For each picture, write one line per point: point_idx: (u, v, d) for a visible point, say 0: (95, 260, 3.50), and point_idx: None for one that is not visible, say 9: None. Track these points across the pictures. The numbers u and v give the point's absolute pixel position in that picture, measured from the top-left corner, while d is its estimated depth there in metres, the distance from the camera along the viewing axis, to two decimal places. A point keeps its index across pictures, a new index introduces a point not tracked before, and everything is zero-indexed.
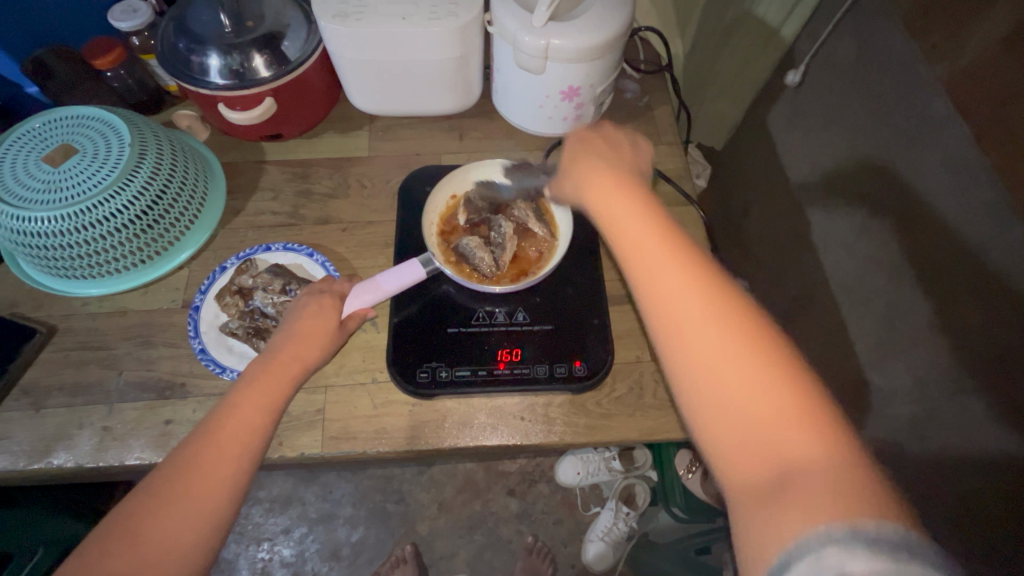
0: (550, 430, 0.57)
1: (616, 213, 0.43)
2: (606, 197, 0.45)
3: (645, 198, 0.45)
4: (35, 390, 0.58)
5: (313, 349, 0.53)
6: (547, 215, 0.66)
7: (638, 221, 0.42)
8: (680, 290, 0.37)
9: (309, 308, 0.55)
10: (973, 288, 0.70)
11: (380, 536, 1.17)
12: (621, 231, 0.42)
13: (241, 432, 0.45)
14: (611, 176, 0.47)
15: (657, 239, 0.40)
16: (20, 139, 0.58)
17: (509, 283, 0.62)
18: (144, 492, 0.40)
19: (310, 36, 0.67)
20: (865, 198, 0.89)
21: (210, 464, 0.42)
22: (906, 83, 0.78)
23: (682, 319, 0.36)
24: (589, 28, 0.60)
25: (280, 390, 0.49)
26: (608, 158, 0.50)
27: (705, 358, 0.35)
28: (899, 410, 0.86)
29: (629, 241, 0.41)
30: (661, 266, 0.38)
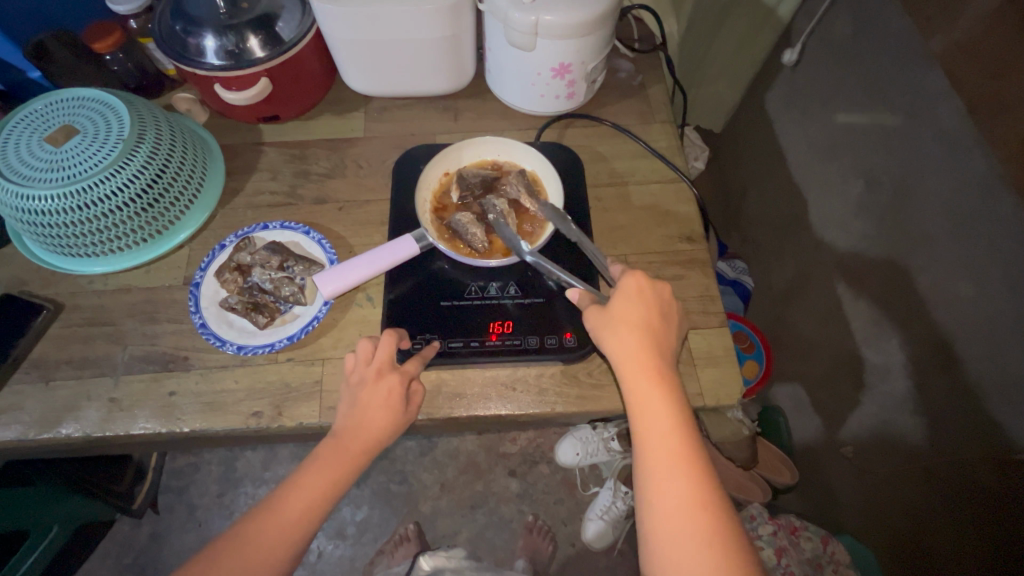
0: (542, 399, 0.58)
1: (629, 358, 0.48)
2: (629, 338, 0.49)
3: (656, 362, 0.48)
4: (45, 363, 0.60)
5: (379, 424, 0.52)
6: (540, 191, 0.66)
7: (646, 370, 0.48)
8: (668, 461, 0.45)
9: (375, 386, 0.53)
10: (968, 261, 0.71)
11: (384, 516, 1.19)
12: (635, 384, 0.48)
13: (298, 510, 0.49)
14: (642, 314, 0.50)
15: (664, 408, 0.46)
16: (24, 120, 0.59)
17: (502, 257, 0.63)
18: (217, 544, 0.47)
19: (305, 18, 0.68)
20: (861, 175, 0.89)
21: (265, 536, 0.47)
22: (901, 58, 0.77)
23: (664, 489, 0.44)
24: (578, 4, 0.60)
25: (344, 472, 0.51)
26: (637, 310, 0.50)
27: (672, 526, 0.43)
28: (893, 386, 0.87)
29: (637, 398, 0.47)
30: (660, 434, 0.46)
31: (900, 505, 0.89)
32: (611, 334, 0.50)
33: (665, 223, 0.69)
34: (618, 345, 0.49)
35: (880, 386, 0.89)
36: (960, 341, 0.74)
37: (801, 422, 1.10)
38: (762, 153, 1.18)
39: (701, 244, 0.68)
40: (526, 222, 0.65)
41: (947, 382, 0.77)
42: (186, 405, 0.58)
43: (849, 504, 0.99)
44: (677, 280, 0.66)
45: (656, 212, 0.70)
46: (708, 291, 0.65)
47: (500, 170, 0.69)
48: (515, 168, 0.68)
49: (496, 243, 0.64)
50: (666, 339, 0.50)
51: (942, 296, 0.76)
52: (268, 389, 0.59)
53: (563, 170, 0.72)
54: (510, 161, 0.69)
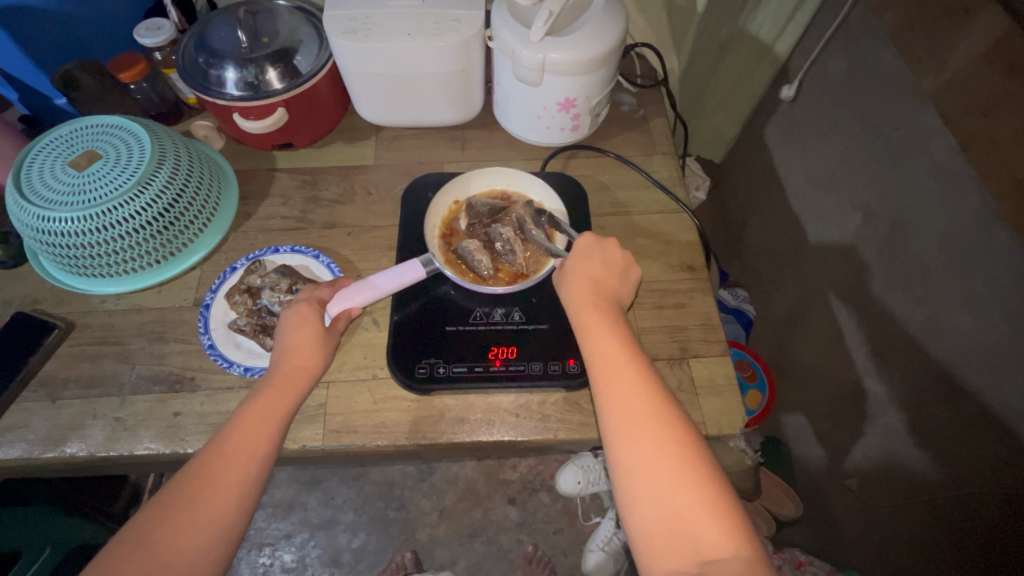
0: (545, 426, 0.58)
1: (581, 299, 0.54)
2: (578, 285, 0.55)
3: (603, 298, 0.54)
4: (52, 382, 0.61)
5: (310, 356, 0.55)
6: (546, 222, 0.68)
7: (593, 307, 0.53)
8: (617, 380, 0.47)
9: (292, 320, 0.56)
10: (963, 292, 0.72)
11: (381, 543, 1.17)
12: (586, 321, 0.52)
13: (248, 448, 0.47)
14: (592, 266, 0.56)
15: (609, 333, 0.50)
16: (50, 144, 0.62)
17: (507, 284, 0.64)
18: (154, 505, 0.43)
19: (321, 51, 0.71)
20: (858, 206, 0.91)
21: (216, 477, 0.45)
22: (894, 95, 0.80)
23: (614, 396, 0.46)
24: (583, 43, 0.63)
25: (287, 399, 0.51)
26: (590, 259, 0.56)
27: (627, 431, 0.45)
28: (895, 416, 0.86)
29: (590, 332, 0.51)
30: (610, 359, 0.49)
31: (905, 538, 0.87)
32: (566, 285, 0.56)
33: (666, 252, 0.71)
34: (572, 292, 0.55)
35: (882, 416, 0.89)
36: (960, 371, 0.74)
37: (804, 453, 1.09)
38: (762, 183, 1.21)
39: (702, 273, 0.69)
40: (532, 252, 0.66)
41: (949, 414, 0.76)
42: (191, 426, 0.58)
43: (856, 537, 0.97)
44: (679, 308, 0.67)
45: (658, 241, 0.72)
46: (709, 320, 0.66)
47: (508, 200, 0.70)
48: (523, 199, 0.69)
49: (501, 271, 0.66)
50: (612, 281, 0.55)
51: (941, 327, 0.76)
52: None
53: (567, 199, 0.74)
54: (518, 192, 0.71)
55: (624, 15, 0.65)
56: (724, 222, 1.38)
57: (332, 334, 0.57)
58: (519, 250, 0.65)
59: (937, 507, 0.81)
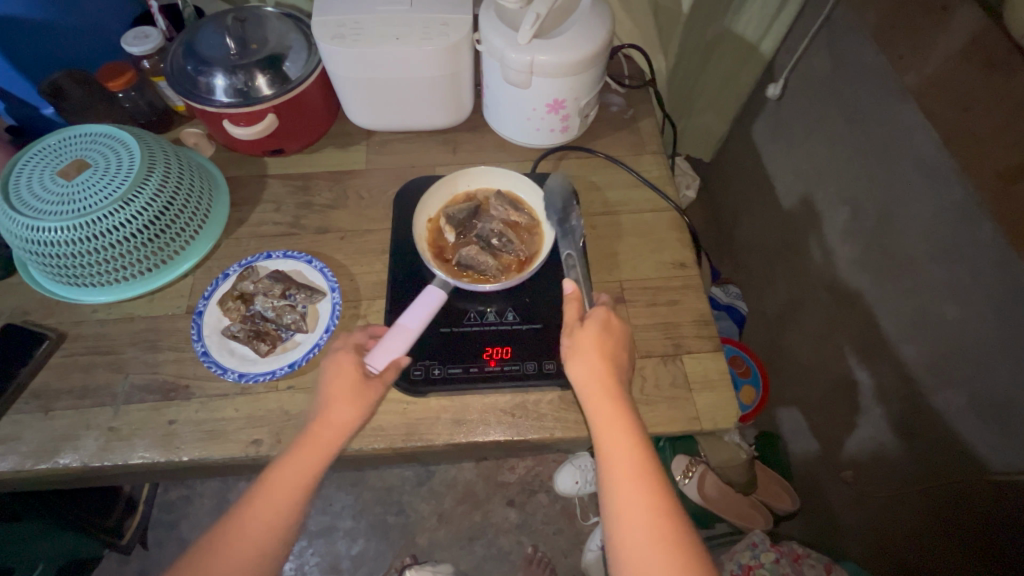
0: (540, 424, 0.59)
1: (592, 385, 0.52)
2: (588, 369, 0.52)
3: (615, 386, 0.52)
4: (45, 394, 0.60)
5: (347, 411, 0.52)
6: (523, 205, 0.70)
7: (605, 395, 0.51)
8: (629, 490, 0.46)
9: (331, 370, 0.54)
10: (948, 284, 0.73)
11: (380, 549, 1.17)
12: (596, 415, 0.50)
13: (287, 488, 0.49)
14: (601, 343, 0.53)
15: (621, 429, 0.49)
16: (38, 155, 0.61)
17: (520, 272, 0.65)
18: (196, 550, 0.46)
19: (311, 57, 0.71)
20: (845, 202, 0.92)
21: (256, 516, 0.48)
22: (878, 92, 0.82)
23: (624, 500, 0.46)
24: (570, 45, 0.64)
25: (327, 442, 0.51)
26: (604, 337, 0.54)
27: (632, 543, 0.45)
28: (886, 408, 0.88)
29: (598, 427, 0.50)
30: (619, 464, 0.48)
31: (899, 529, 0.88)
32: (574, 363, 0.53)
33: (658, 250, 0.71)
34: (580, 377, 0.52)
35: (874, 408, 0.90)
36: (947, 362, 0.75)
37: (799, 447, 1.10)
38: (751, 180, 1.22)
39: (694, 270, 0.70)
40: (526, 236, 0.68)
41: (938, 403, 0.78)
42: (186, 434, 0.58)
43: (852, 529, 0.98)
44: (672, 305, 0.67)
45: (649, 239, 0.72)
46: (701, 316, 0.66)
47: (476, 199, 0.70)
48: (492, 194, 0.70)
49: (508, 263, 0.66)
50: (622, 363, 0.54)
51: (929, 318, 0.77)
52: (269, 416, 0.59)
53: None
54: (487, 187, 0.71)
55: (610, 16, 0.66)
56: (715, 220, 1.39)
57: (372, 388, 0.54)
58: (514, 237, 0.67)
59: (930, 497, 0.82)
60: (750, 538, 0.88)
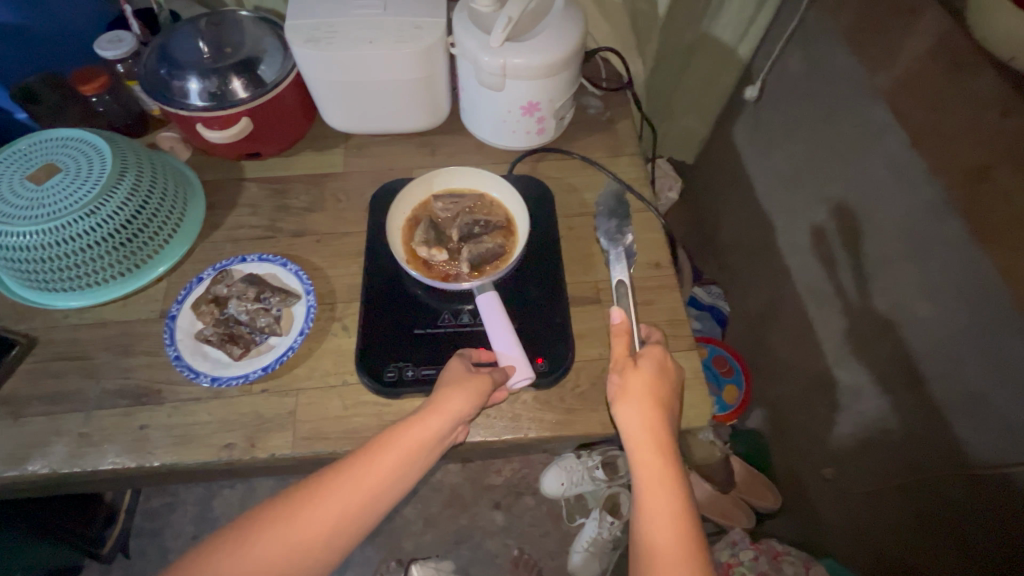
0: (515, 425, 0.59)
1: (640, 434, 0.51)
2: (636, 416, 0.52)
3: (662, 435, 0.51)
4: (15, 400, 0.60)
5: (445, 414, 0.52)
6: (462, 189, 0.72)
7: (653, 445, 0.50)
8: (666, 550, 0.45)
9: (450, 373, 0.56)
10: (920, 282, 0.75)
11: (366, 554, 1.16)
12: (642, 464, 0.50)
13: (374, 478, 0.49)
14: (653, 389, 0.53)
15: (663, 484, 0.48)
16: (8, 159, 0.61)
17: (517, 227, 0.69)
18: (244, 527, 0.47)
19: (286, 60, 0.71)
20: (822, 202, 0.93)
21: (325, 511, 0.47)
22: (851, 93, 0.83)
23: (659, 559, 0.45)
24: (543, 48, 0.64)
25: (422, 434, 0.51)
26: (657, 381, 0.53)
27: None
28: (864, 405, 0.89)
29: (642, 477, 0.49)
30: (659, 523, 0.47)
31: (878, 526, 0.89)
32: (621, 407, 0.53)
33: (634, 250, 0.72)
34: (627, 419, 0.52)
35: (853, 405, 0.91)
36: (921, 359, 0.77)
37: None
38: (732, 181, 1.23)
39: (670, 270, 0.70)
40: (491, 207, 0.70)
41: (912, 400, 0.79)
42: (158, 439, 0.58)
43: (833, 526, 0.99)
44: (648, 305, 0.68)
45: None
46: (676, 316, 0.67)
47: (423, 218, 0.69)
48: (432, 199, 0.71)
49: (502, 233, 0.68)
50: (672, 412, 0.53)
51: (903, 316, 0.78)
52: (242, 420, 0.59)
53: (536, 201, 0.75)
54: (441, 185, 0.72)
55: (583, 18, 0.67)
56: None
57: (482, 381, 0.55)
58: (482, 215, 0.69)
59: (908, 493, 0.83)
60: (731, 537, 0.89)
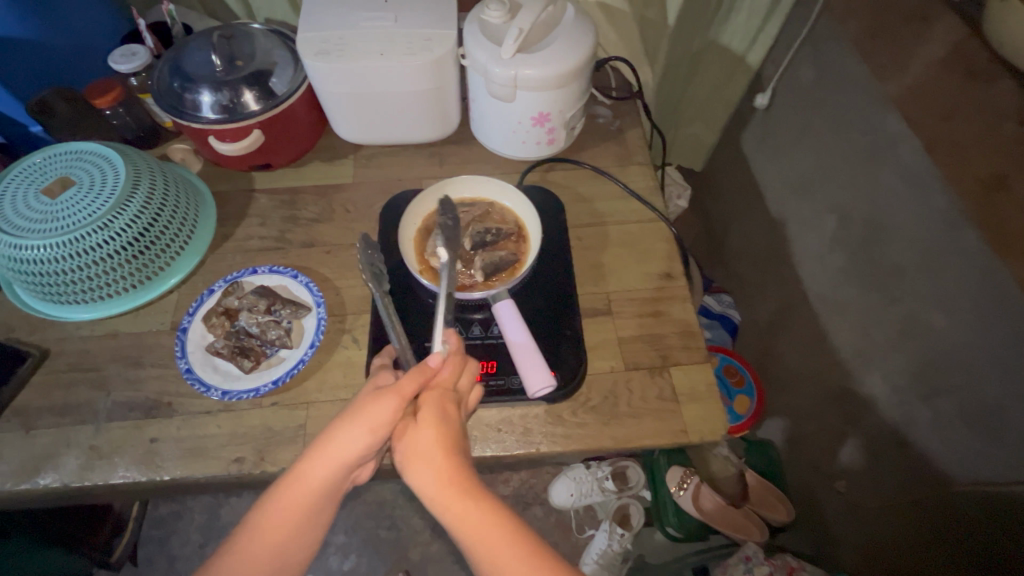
0: (527, 439, 0.58)
1: (445, 495, 0.44)
2: (429, 473, 0.45)
3: (464, 477, 0.45)
4: (26, 412, 0.60)
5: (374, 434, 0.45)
6: (467, 198, 0.72)
7: (463, 500, 0.44)
8: None
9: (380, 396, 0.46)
10: (935, 292, 0.73)
11: (373, 564, 1.15)
12: (454, 516, 0.43)
13: (279, 534, 0.45)
14: (420, 439, 0.46)
15: (490, 528, 0.43)
16: (23, 172, 0.62)
17: (530, 232, 0.68)
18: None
19: (297, 73, 0.71)
20: (834, 210, 0.92)
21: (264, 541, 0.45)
22: (863, 101, 0.82)
23: None
24: (554, 60, 0.64)
25: (319, 477, 0.45)
26: (434, 423, 0.46)
27: None
28: (879, 417, 0.87)
29: (466, 539, 0.43)
30: (502, 565, 0.42)
31: (891, 540, 0.87)
32: (412, 476, 0.45)
33: (644, 260, 0.71)
34: (425, 484, 0.45)
35: (866, 417, 0.89)
36: (937, 371, 0.75)
37: (794, 457, 1.09)
38: (741, 189, 1.22)
39: (681, 280, 0.70)
40: (499, 214, 0.70)
41: (928, 413, 0.77)
42: (168, 452, 0.58)
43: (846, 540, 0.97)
44: (659, 316, 0.67)
45: (635, 250, 0.72)
46: (688, 328, 0.66)
47: (435, 226, 0.69)
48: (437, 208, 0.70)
49: (515, 240, 0.68)
50: (456, 450, 0.46)
51: (917, 327, 0.77)
52: (251, 433, 0.59)
53: (545, 212, 0.74)
54: (451, 193, 0.71)
55: (593, 29, 0.67)
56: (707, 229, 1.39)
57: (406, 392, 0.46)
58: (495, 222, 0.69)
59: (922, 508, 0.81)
60: (744, 552, 0.87)
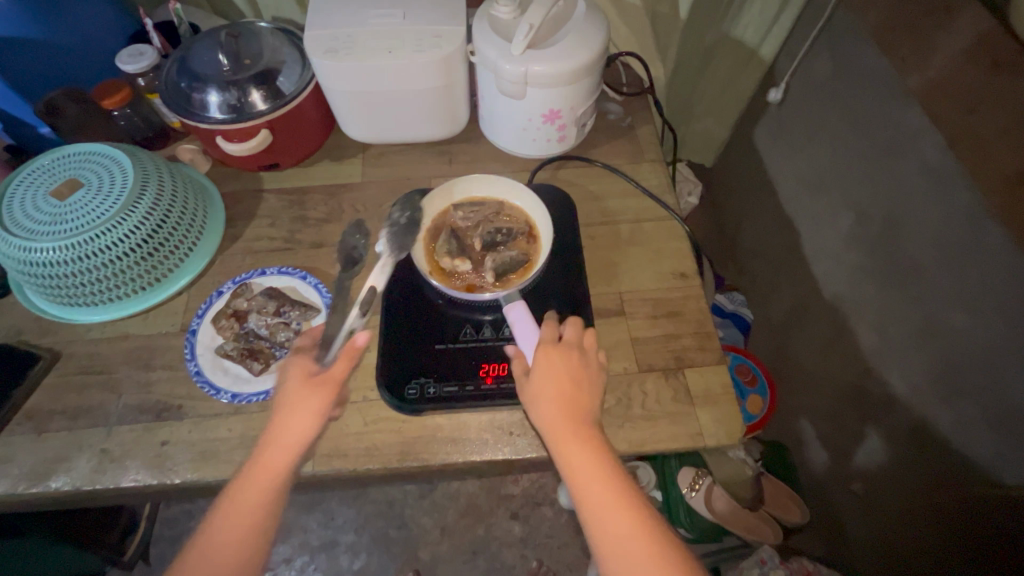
0: (540, 443, 0.57)
1: (563, 422, 0.49)
2: (556, 403, 0.50)
3: (582, 413, 0.50)
4: (38, 415, 0.60)
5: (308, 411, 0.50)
6: (478, 198, 0.70)
7: (580, 435, 0.48)
8: (616, 520, 0.45)
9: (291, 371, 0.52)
10: (957, 291, 0.71)
11: (383, 563, 1.15)
12: (570, 443, 0.48)
13: (236, 533, 0.45)
14: (558, 373, 0.51)
15: (598, 465, 0.47)
16: (32, 174, 0.61)
17: (541, 230, 0.67)
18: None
19: (305, 71, 0.71)
20: (850, 207, 0.90)
21: (230, 528, 0.45)
22: (881, 94, 0.80)
23: (612, 529, 0.44)
24: (565, 55, 0.63)
25: (278, 465, 0.48)
26: (566, 361, 0.52)
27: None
28: (897, 418, 0.85)
29: (569, 458, 0.48)
30: (604, 500, 0.45)
31: (910, 544, 0.85)
32: (536, 399, 0.51)
33: (658, 260, 0.70)
34: (546, 408, 0.50)
35: (883, 417, 0.88)
36: (958, 372, 0.73)
37: (808, 458, 1.07)
38: (754, 185, 1.20)
39: (695, 280, 0.68)
40: (512, 212, 0.69)
41: (948, 414, 0.76)
42: (178, 455, 0.57)
43: (862, 543, 0.95)
44: (673, 317, 0.66)
45: (648, 249, 0.71)
46: (703, 329, 0.65)
47: (445, 225, 0.68)
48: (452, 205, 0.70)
49: (526, 240, 0.67)
50: (586, 396, 0.51)
51: (937, 326, 0.75)
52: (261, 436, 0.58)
53: (556, 211, 0.73)
54: (464, 191, 0.70)
55: (605, 24, 0.65)
56: (718, 226, 1.37)
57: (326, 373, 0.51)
58: (506, 222, 0.68)
59: (943, 511, 0.79)
60: (759, 556, 0.86)
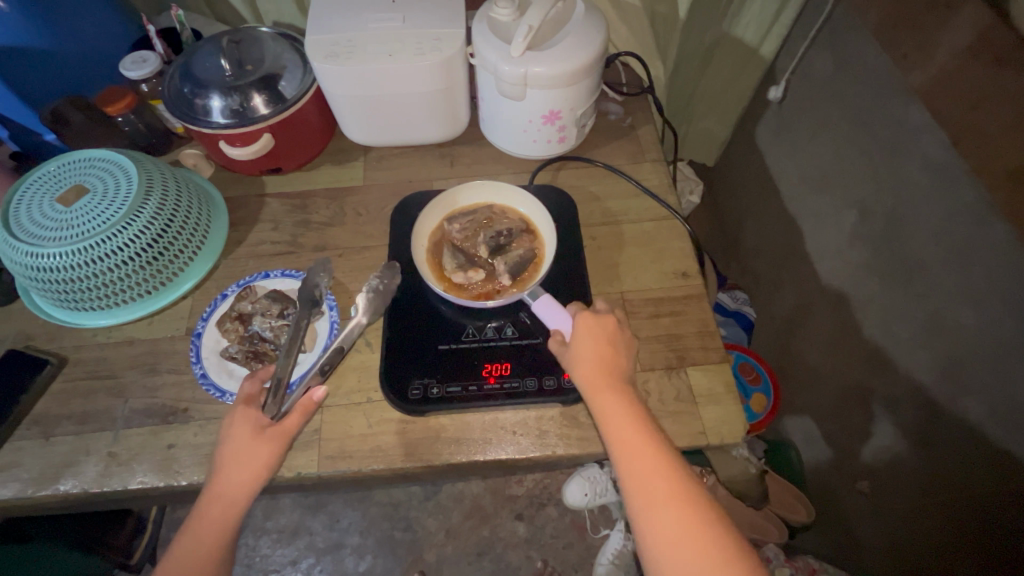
0: (544, 443, 0.57)
1: (592, 372, 0.53)
2: (590, 354, 0.53)
3: (612, 364, 0.53)
4: (45, 419, 0.61)
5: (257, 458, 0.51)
6: (470, 203, 0.71)
7: (609, 383, 0.52)
8: (641, 459, 0.48)
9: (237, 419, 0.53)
10: (962, 288, 0.71)
11: (388, 565, 1.16)
12: (599, 389, 0.52)
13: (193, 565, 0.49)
14: (591, 331, 0.55)
15: (626, 411, 0.50)
16: (40, 181, 0.62)
17: (542, 223, 0.68)
18: None
19: (306, 75, 0.71)
20: (853, 204, 0.90)
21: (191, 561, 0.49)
22: (881, 91, 0.80)
23: (638, 467, 0.48)
24: (564, 56, 0.63)
25: (229, 511, 0.50)
26: (597, 325, 0.55)
27: (653, 511, 0.46)
28: (902, 415, 0.85)
29: (598, 404, 0.51)
30: (630, 441, 0.49)
31: (917, 542, 0.85)
32: (569, 352, 0.55)
33: (660, 259, 0.70)
34: (580, 358, 0.54)
35: (889, 415, 0.87)
36: (964, 369, 0.73)
37: (813, 456, 1.07)
38: (756, 183, 1.20)
39: (697, 279, 0.68)
40: (505, 213, 0.70)
41: (954, 411, 0.75)
42: (184, 458, 0.58)
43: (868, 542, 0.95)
44: (675, 316, 0.66)
45: (650, 249, 0.71)
46: (706, 327, 0.65)
47: (447, 238, 0.68)
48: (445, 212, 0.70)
49: (527, 236, 0.68)
50: (616, 351, 0.54)
51: (942, 323, 0.75)
52: None
53: (557, 211, 0.73)
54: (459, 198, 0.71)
55: (604, 24, 0.65)
56: (720, 225, 1.37)
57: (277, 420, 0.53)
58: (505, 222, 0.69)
59: (950, 509, 0.79)
60: (764, 554, 0.86)
